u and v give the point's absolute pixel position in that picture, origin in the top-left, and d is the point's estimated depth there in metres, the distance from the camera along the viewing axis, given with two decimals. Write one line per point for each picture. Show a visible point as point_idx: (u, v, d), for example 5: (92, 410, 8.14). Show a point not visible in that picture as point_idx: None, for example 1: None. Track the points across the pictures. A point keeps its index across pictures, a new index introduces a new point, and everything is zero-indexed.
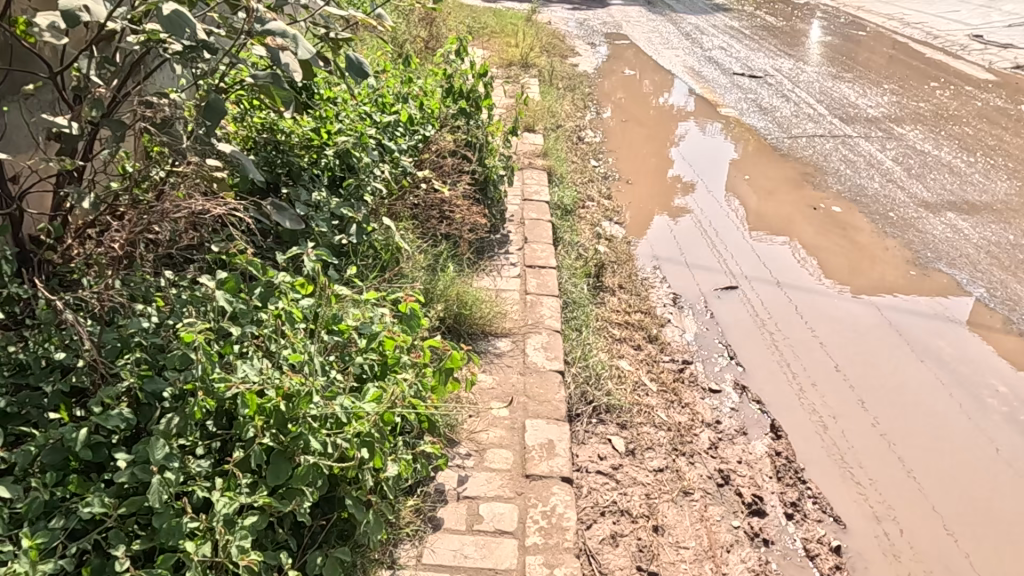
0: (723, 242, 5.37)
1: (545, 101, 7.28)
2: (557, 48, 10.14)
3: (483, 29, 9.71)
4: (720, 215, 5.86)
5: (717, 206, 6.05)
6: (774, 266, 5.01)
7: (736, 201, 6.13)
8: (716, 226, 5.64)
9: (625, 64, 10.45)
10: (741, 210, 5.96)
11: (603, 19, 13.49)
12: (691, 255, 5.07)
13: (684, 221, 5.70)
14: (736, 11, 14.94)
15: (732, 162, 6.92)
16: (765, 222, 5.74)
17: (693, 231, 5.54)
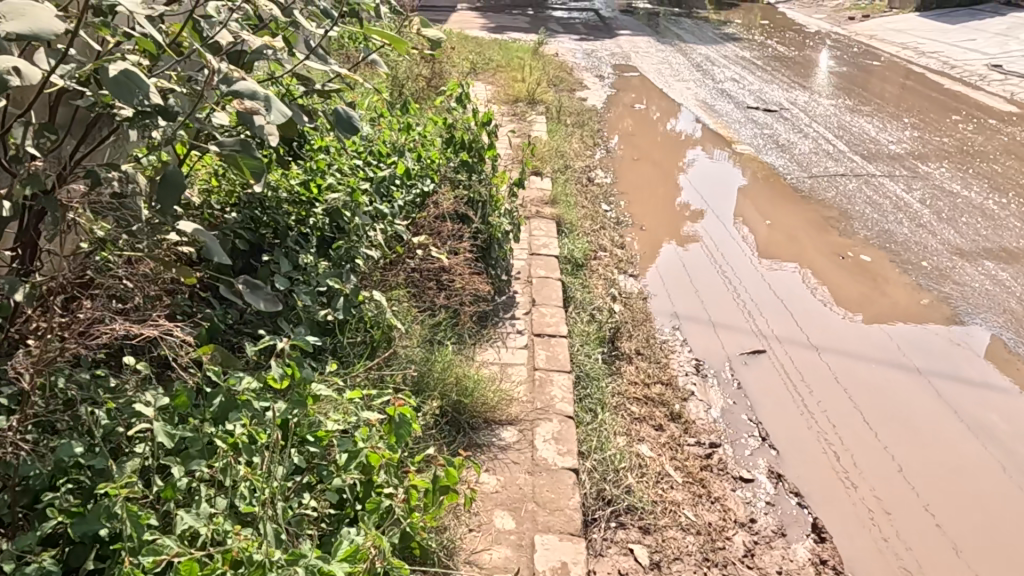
0: (746, 292, 5.01)
1: (553, 140, 6.94)
2: (564, 82, 9.84)
3: (488, 64, 9.42)
4: (741, 262, 5.51)
5: (737, 251, 5.70)
6: (802, 320, 4.66)
7: (756, 245, 5.78)
8: (737, 275, 5.29)
9: (634, 98, 10.14)
10: (762, 256, 5.62)
11: (611, 50, 13.23)
12: (712, 309, 4.71)
13: (703, 269, 5.35)
14: (747, 41, 14.68)
15: (750, 205, 6.56)
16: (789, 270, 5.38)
17: (714, 280, 5.18)
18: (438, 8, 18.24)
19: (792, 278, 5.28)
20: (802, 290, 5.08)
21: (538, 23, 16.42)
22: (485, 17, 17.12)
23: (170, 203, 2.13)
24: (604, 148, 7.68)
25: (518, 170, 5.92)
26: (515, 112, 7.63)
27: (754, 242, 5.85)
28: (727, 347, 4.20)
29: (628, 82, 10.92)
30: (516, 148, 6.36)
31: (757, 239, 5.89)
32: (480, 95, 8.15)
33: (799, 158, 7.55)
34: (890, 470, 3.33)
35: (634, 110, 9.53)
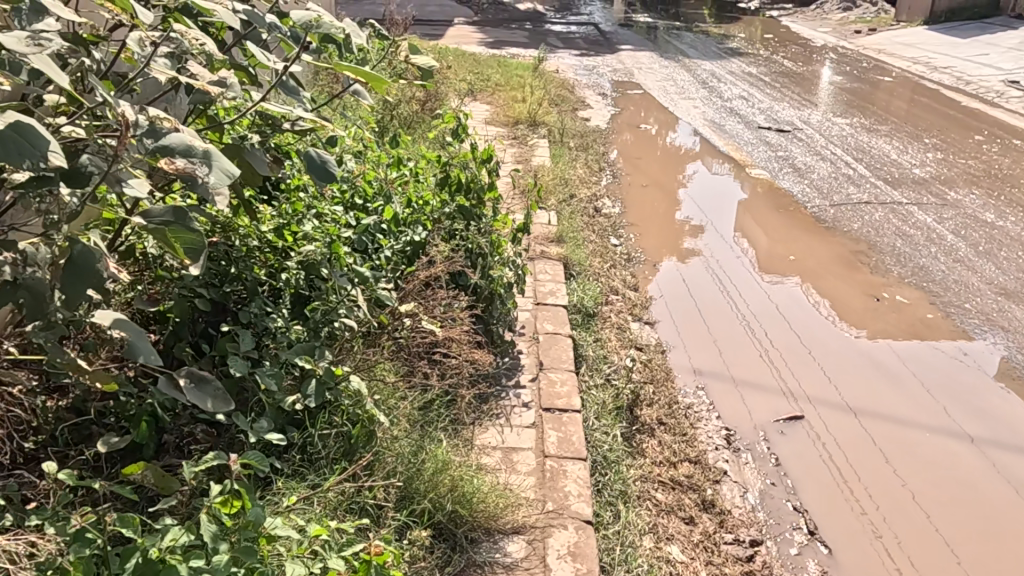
0: (767, 335, 4.56)
1: (558, 167, 6.46)
2: (567, 101, 9.38)
3: (487, 84, 8.94)
4: (759, 299, 5.06)
5: (753, 287, 5.26)
6: (830, 368, 4.23)
7: (773, 281, 5.35)
8: (755, 313, 4.84)
9: (639, 117, 9.68)
10: (780, 292, 5.19)
11: (613, 66, 12.79)
12: (733, 357, 4.25)
13: (719, 308, 4.89)
14: (752, 56, 14.27)
15: (770, 236, 6.10)
16: (811, 309, 4.95)
17: (731, 321, 4.72)
18: (434, 23, 17.80)
19: (815, 317, 4.85)
20: (826, 332, 4.66)
21: (536, 38, 15.98)
22: (483, 33, 16.68)
23: (76, 295, 1.66)
24: (610, 174, 7.20)
25: (519, 201, 5.44)
26: (516, 135, 7.16)
27: (771, 277, 5.41)
28: (754, 407, 3.73)
29: (632, 100, 10.46)
30: (518, 178, 5.88)
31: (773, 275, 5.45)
32: (478, 118, 7.68)
33: (818, 183, 7.10)
34: (951, 564, 2.91)
35: (640, 131, 9.06)
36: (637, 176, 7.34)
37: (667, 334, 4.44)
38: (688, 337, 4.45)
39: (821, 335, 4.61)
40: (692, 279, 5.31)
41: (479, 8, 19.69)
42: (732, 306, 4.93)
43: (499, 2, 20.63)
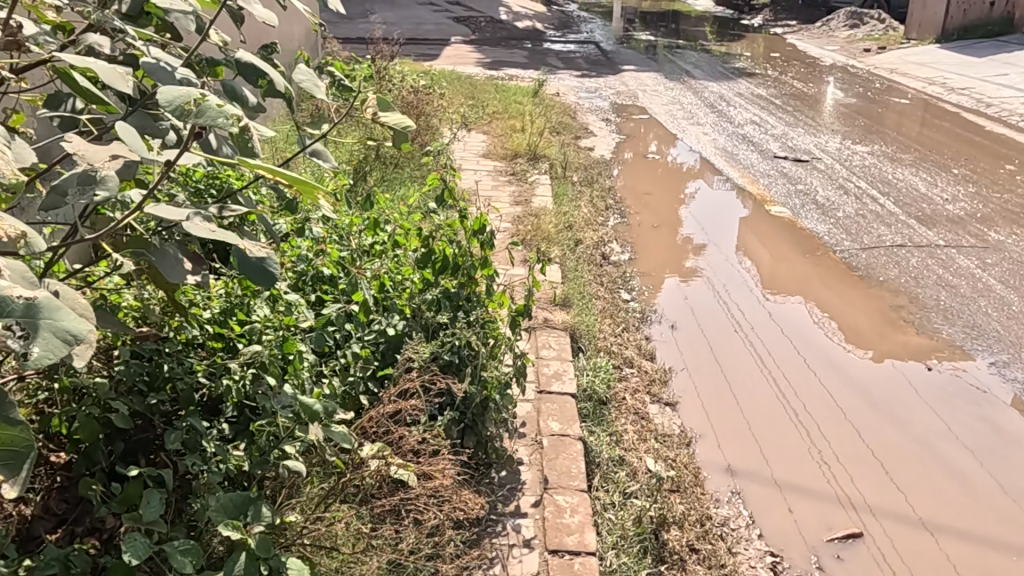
0: (800, 400, 4.09)
1: (562, 208, 5.86)
2: (570, 130, 8.79)
3: (484, 113, 8.35)
4: (784, 354, 4.60)
5: (775, 338, 4.80)
6: (874, 439, 3.78)
7: (795, 333, 4.90)
8: (783, 372, 4.37)
9: (646, 144, 9.09)
10: (805, 345, 4.75)
11: (616, 88, 12.26)
12: (765, 432, 3.78)
13: (742, 365, 4.41)
14: (760, 76, 13.74)
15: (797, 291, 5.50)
16: (841, 364, 4.50)
17: (758, 382, 4.24)
18: (429, 43, 17.24)
19: (846, 373, 4.41)
20: (860, 391, 4.22)
21: (536, 58, 15.41)
22: (480, 53, 16.13)
23: None
24: (618, 212, 6.59)
25: (519, 253, 4.84)
26: (516, 171, 6.56)
27: (793, 327, 4.97)
28: (801, 515, 3.21)
29: (638, 126, 9.87)
30: (519, 225, 5.29)
31: (794, 325, 5.00)
32: (475, 151, 7.08)
33: (845, 223, 6.51)
34: None
35: (648, 160, 8.46)
36: (648, 214, 6.73)
37: (693, 412, 3.86)
38: (718, 416, 3.87)
39: (867, 408, 4.05)
40: (710, 330, 4.83)
41: (476, 27, 19.16)
42: (757, 364, 4.46)
43: (497, 21, 20.09)
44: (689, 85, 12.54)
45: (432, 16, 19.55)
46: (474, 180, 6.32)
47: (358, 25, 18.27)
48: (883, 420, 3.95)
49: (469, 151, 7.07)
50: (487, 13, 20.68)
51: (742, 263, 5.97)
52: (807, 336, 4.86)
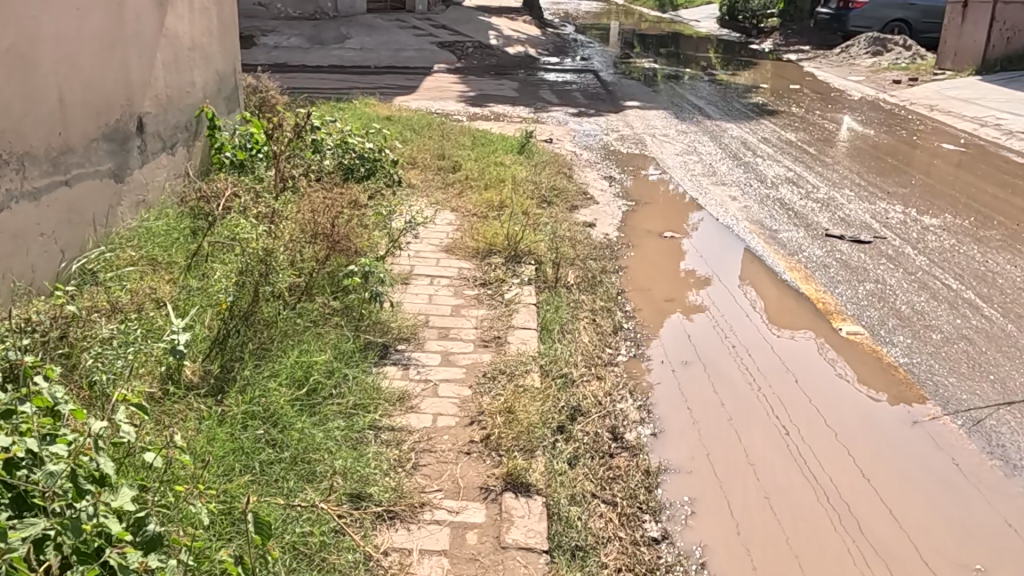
0: (813, 450, 3.75)
1: (553, 351, 4.01)
2: (565, 198, 6.97)
3: (455, 182, 6.52)
4: (799, 401, 4.21)
5: (784, 381, 4.43)
6: (893, 496, 3.46)
7: (806, 376, 4.50)
8: (792, 417, 4.03)
9: (660, 213, 7.28)
10: (814, 386, 4.39)
11: (620, 130, 10.52)
12: (779, 496, 3.40)
13: (749, 410, 4.07)
14: (785, 114, 12.00)
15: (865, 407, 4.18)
16: (855, 409, 4.15)
17: (767, 429, 3.89)
18: (408, 72, 15.44)
19: (862, 419, 4.06)
20: (882, 441, 3.86)
21: (527, 91, 13.61)
22: (465, 84, 14.33)
23: None
24: (631, 336, 4.74)
25: (482, 467, 2.98)
26: (490, 280, 4.72)
27: (803, 368, 4.58)
28: None
29: (649, 188, 8.05)
30: (487, 399, 3.44)
31: (804, 365, 4.62)
32: (438, 242, 5.26)
33: (948, 351, 4.70)
34: None
35: (665, 237, 6.64)
36: (668, 324, 5.02)
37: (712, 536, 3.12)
38: (743, 535, 3.15)
39: (922, 514, 3.35)
40: (714, 374, 4.44)
41: (462, 53, 17.41)
42: (764, 409, 4.10)
43: (486, 46, 18.33)
44: (705, 127, 10.74)
45: (413, 40, 17.77)
46: (431, 297, 4.48)
47: (333, 52, 16.64)
48: (944, 533, 3.26)
49: (430, 243, 5.23)
50: (476, 37, 18.93)
51: (746, 294, 5.63)
52: (817, 379, 4.47)
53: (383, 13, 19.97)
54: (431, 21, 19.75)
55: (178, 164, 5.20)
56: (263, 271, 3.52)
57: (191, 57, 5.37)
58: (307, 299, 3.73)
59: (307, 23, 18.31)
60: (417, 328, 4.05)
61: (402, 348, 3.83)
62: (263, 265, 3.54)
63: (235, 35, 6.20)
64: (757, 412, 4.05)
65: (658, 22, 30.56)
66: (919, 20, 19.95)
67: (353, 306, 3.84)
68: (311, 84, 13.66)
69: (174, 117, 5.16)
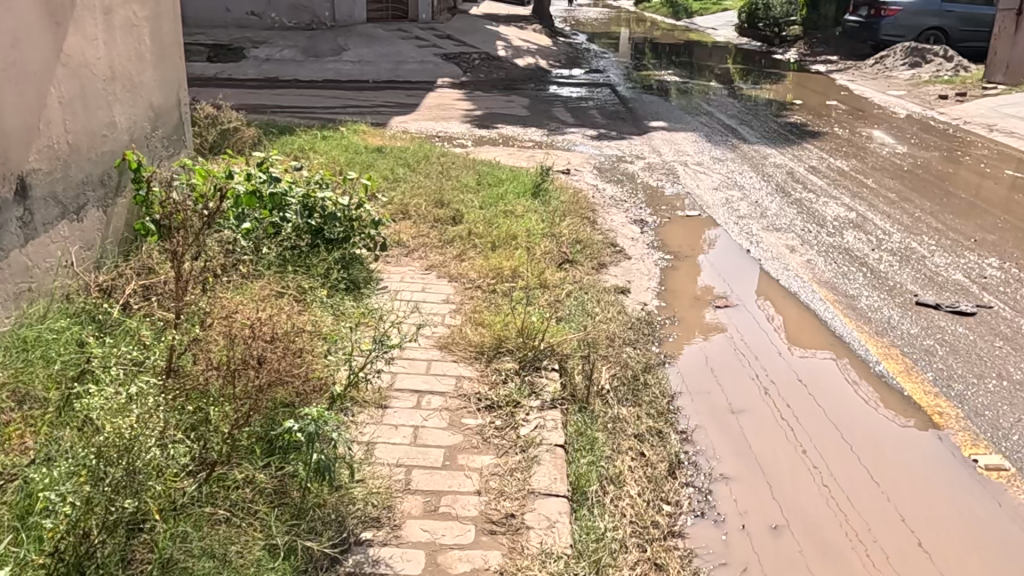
0: (846, 492, 3.44)
1: (590, 535, 2.73)
2: (592, 256, 5.69)
3: (457, 242, 5.26)
4: (819, 425, 4.00)
5: (804, 404, 4.20)
6: (938, 543, 3.17)
7: (832, 404, 4.20)
8: (815, 445, 3.80)
9: (705, 269, 6.01)
10: (847, 422, 4.02)
11: (647, 159, 9.27)
12: (804, 529, 3.20)
13: (768, 436, 3.85)
14: (828, 137, 10.74)
15: (890, 430, 3.95)
16: (880, 433, 3.92)
17: (800, 476, 3.54)
18: (409, 88, 14.19)
19: (893, 452, 3.76)
20: (904, 464, 3.67)
21: (538, 110, 12.33)
22: (471, 102, 13.06)
23: None
24: (693, 478, 3.43)
25: None
26: (497, 398, 3.44)
27: (827, 394, 4.30)
28: None
29: (687, 232, 6.77)
30: None
31: (837, 399, 4.23)
32: (430, 335, 3.99)
33: None
34: None
35: (716, 307, 5.38)
36: (686, 351, 4.69)
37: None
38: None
39: (952, 543, 3.17)
40: (733, 398, 4.19)
41: (469, 66, 16.21)
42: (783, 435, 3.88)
43: (494, 58, 17.04)
44: (743, 156, 9.44)
45: (415, 52, 16.51)
46: (416, 432, 3.20)
47: (329, 66, 15.45)
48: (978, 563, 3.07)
49: (421, 338, 3.98)
50: (483, 48, 17.64)
51: (769, 322, 5.19)
52: (844, 406, 4.17)
53: (384, 22, 18.73)
54: (435, 31, 18.47)
55: (84, 235, 3.96)
56: (126, 477, 2.18)
57: (108, 91, 4.12)
58: (222, 470, 2.50)
59: (301, 33, 17.08)
60: (391, 495, 2.76)
61: (365, 537, 2.56)
62: (125, 467, 2.19)
63: (177, 55, 4.95)
64: (776, 438, 3.83)
65: (673, 31, 29.39)
66: (957, 28, 18.70)
67: (290, 479, 2.57)
68: (300, 103, 12.43)
69: (80, 170, 3.91)
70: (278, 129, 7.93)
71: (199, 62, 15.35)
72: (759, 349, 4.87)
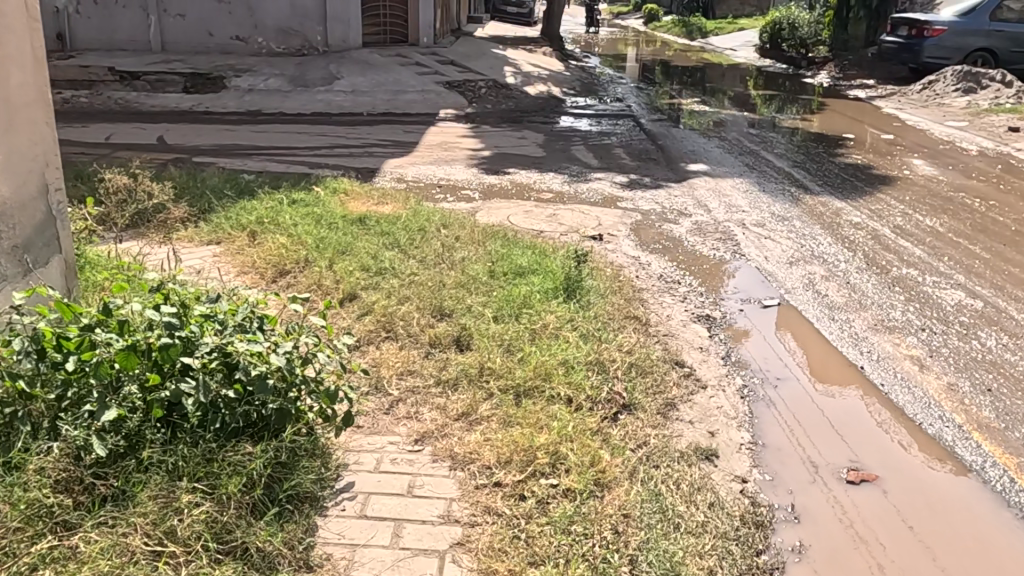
0: (897, 561, 3.09)
1: None
2: (657, 393, 4.01)
3: (464, 385, 3.58)
4: (852, 473, 3.66)
5: (834, 451, 3.85)
6: None
7: (862, 449, 3.87)
8: (851, 501, 3.45)
9: (810, 410, 4.23)
10: (894, 486, 3.57)
11: (694, 217, 7.61)
12: None
13: (801, 493, 3.47)
14: (901, 183, 9.09)
15: (924, 475, 3.66)
16: (914, 479, 3.63)
17: (847, 552, 3.13)
18: (406, 122, 12.58)
19: (932, 504, 3.46)
20: (945, 516, 3.38)
21: (556, 149, 10.72)
22: (478, 139, 11.43)
23: None
24: None
25: None
26: None
27: (858, 440, 3.95)
28: None
29: (770, 344, 5.00)
30: None
31: (871, 449, 3.87)
32: None
33: None
34: None
35: (847, 481, 3.60)
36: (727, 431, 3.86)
37: None
38: None
39: None
40: (759, 446, 3.80)
41: (475, 95, 14.63)
42: (818, 492, 3.50)
43: (502, 86, 15.40)
44: (811, 212, 7.76)
45: (416, 80, 14.92)
46: None
47: (319, 96, 13.88)
48: None
49: None
50: (490, 75, 16.02)
51: (791, 357, 4.84)
52: (876, 452, 3.84)
53: (382, 46, 17.18)
54: (437, 56, 16.86)
55: None
56: None
57: None
58: None
59: (290, 60, 15.52)
60: None
61: None
62: None
63: (40, 98, 3.28)
64: (809, 494, 3.47)
65: (689, 51, 27.84)
66: (1007, 48, 17.09)
67: None
68: (282, 142, 10.84)
69: None
70: (234, 193, 6.28)
71: (174, 93, 13.79)
72: (782, 385, 4.49)
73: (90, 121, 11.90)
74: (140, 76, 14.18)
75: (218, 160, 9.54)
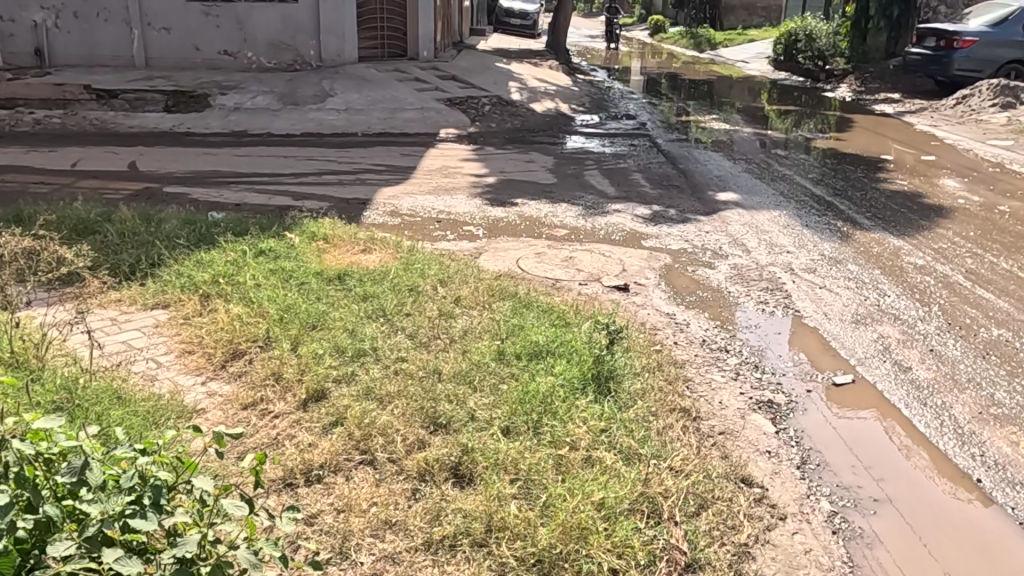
0: None
1: None
2: (725, 536, 2.97)
3: (466, 550, 2.55)
4: (878, 509, 3.40)
5: (856, 482, 3.59)
6: None
7: (884, 480, 3.63)
8: (883, 544, 3.17)
9: (924, 554, 3.14)
10: (922, 524, 3.32)
11: (733, 260, 6.56)
12: None
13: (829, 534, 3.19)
14: (957, 214, 8.07)
15: (950, 506, 3.45)
16: (941, 513, 3.40)
17: None
18: (403, 144, 11.59)
19: (964, 541, 3.22)
20: (981, 555, 3.14)
21: (567, 175, 9.71)
22: (481, 163, 10.43)
23: None
24: None
25: None
26: None
27: (881, 471, 3.69)
28: None
29: (852, 442, 3.91)
30: None
31: (894, 480, 3.62)
32: None
33: None
34: None
35: None
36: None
37: None
38: None
39: None
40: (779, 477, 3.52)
41: (478, 113, 13.66)
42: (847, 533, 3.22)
43: (507, 103, 14.41)
44: (866, 253, 6.73)
45: (414, 96, 13.96)
46: None
47: (310, 114, 12.90)
48: None
49: None
50: (493, 91, 15.03)
51: (804, 376, 4.58)
52: (901, 484, 3.59)
53: (379, 60, 16.23)
54: (438, 71, 15.90)
55: None
56: None
57: None
58: None
59: (280, 77, 14.56)
60: None
61: None
62: None
63: None
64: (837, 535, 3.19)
65: (698, 64, 26.84)
66: None
67: None
68: (266, 168, 9.84)
69: None
70: (190, 242, 5.25)
71: (154, 113, 12.81)
72: (796, 407, 4.22)
73: (59, 145, 10.91)
74: (118, 95, 13.21)
75: (191, 190, 8.53)
